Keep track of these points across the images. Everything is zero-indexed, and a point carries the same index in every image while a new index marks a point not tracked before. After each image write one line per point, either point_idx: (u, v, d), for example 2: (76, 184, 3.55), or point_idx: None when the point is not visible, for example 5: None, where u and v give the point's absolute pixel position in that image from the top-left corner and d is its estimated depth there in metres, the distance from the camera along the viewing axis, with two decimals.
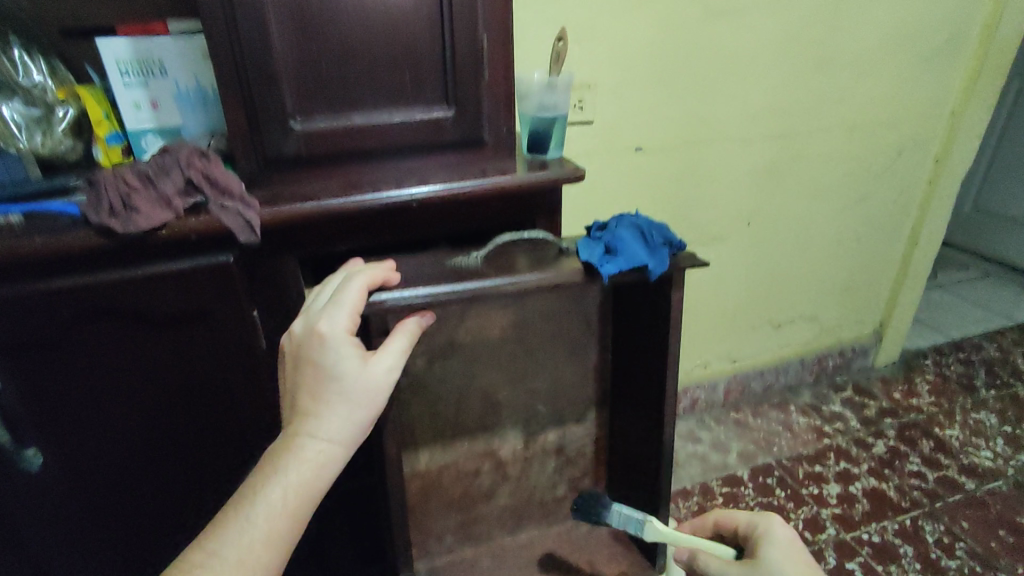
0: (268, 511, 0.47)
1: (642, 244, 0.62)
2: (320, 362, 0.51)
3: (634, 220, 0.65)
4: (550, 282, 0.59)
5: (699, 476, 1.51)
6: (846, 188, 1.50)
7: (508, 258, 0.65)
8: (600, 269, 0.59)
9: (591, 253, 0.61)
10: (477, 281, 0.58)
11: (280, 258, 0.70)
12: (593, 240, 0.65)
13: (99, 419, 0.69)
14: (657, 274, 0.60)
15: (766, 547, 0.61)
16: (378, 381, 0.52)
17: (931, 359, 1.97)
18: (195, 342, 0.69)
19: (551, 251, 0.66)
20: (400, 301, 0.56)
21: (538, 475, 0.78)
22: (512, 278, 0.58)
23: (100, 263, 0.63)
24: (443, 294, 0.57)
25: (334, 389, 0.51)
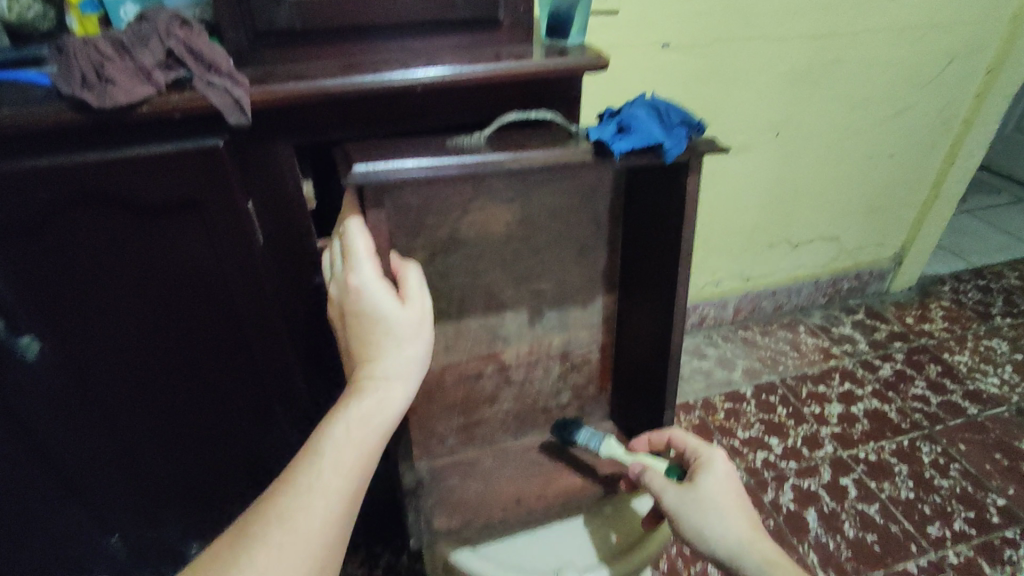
0: (336, 444, 0.48)
1: (657, 123, 0.57)
2: (361, 307, 0.52)
3: (648, 100, 0.60)
4: (560, 159, 0.55)
5: (701, 392, 1.52)
6: (889, 97, 1.38)
7: (512, 138, 0.60)
8: (612, 145, 0.54)
9: (603, 131, 0.56)
10: (476, 155, 0.54)
11: (272, 144, 0.64)
12: (603, 121, 0.60)
13: (94, 312, 0.67)
14: (673, 155, 0.55)
15: (708, 471, 0.63)
16: (419, 318, 0.53)
17: (949, 285, 1.92)
18: (189, 232, 0.66)
19: (559, 135, 0.62)
20: (393, 172, 0.52)
21: (541, 380, 0.77)
22: (515, 154, 0.55)
23: (81, 141, 0.58)
24: (439, 167, 0.53)
25: (381, 329, 0.52)
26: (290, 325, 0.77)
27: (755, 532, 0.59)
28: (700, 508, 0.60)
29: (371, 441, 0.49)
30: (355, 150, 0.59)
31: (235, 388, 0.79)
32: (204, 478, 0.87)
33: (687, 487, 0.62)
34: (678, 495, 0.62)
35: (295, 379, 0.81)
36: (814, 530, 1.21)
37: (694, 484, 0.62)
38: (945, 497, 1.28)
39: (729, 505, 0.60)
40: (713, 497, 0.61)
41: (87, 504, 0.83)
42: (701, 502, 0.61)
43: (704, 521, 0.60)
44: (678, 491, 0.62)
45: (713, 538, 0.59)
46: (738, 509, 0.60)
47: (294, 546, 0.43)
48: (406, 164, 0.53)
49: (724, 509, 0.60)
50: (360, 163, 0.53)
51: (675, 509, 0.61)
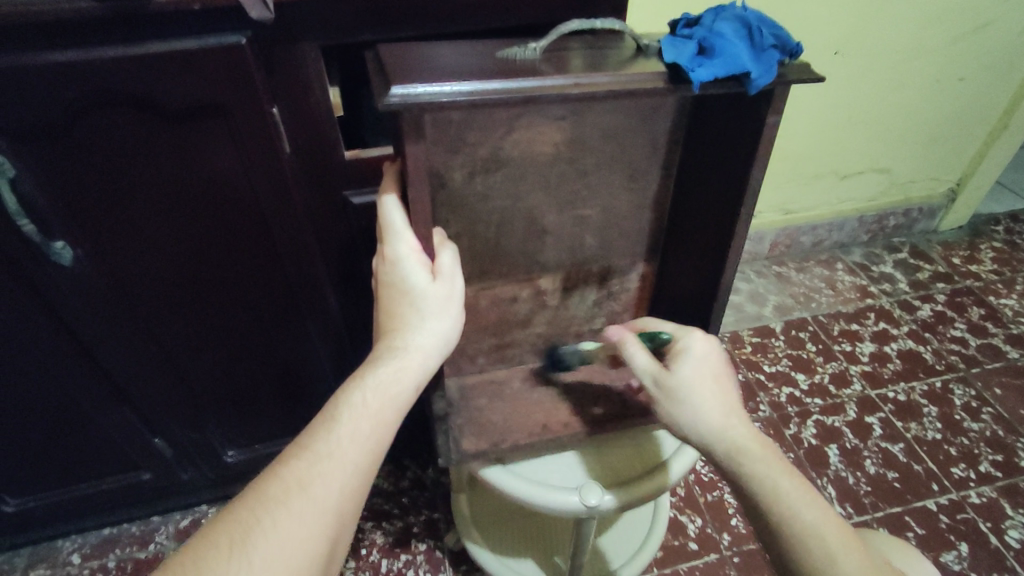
0: (353, 414, 0.49)
1: (745, 44, 0.51)
2: (393, 280, 0.53)
3: (739, 14, 0.53)
4: (623, 85, 0.49)
5: (731, 325, 1.50)
6: (969, 14, 1.25)
7: (569, 56, 0.54)
8: (692, 74, 0.48)
9: (681, 53, 0.50)
10: (534, 78, 0.48)
11: (297, 41, 0.59)
12: (682, 37, 0.53)
13: (124, 221, 0.67)
14: (760, 87, 0.49)
15: (688, 358, 0.59)
16: (447, 297, 0.53)
17: (1003, 225, 1.81)
18: (216, 139, 0.63)
19: (621, 51, 0.55)
20: (436, 99, 0.46)
21: (576, 307, 0.75)
22: (576, 79, 0.48)
23: (100, 35, 0.54)
24: (489, 93, 0.47)
25: (407, 303, 0.52)
26: (319, 240, 0.76)
27: (733, 415, 0.56)
28: (677, 394, 0.57)
29: (388, 413, 0.50)
30: (392, 51, 0.54)
31: (266, 300, 0.80)
32: (238, 386, 0.90)
33: (664, 372, 0.59)
34: (654, 380, 0.59)
35: (325, 291, 0.81)
36: (835, 464, 1.21)
37: (672, 370, 0.59)
38: (974, 439, 1.26)
39: (708, 389, 0.57)
40: (691, 381, 0.58)
41: (130, 406, 0.86)
42: (676, 389, 0.58)
43: (680, 404, 0.57)
44: (656, 377, 0.59)
45: (690, 423, 0.56)
46: (716, 393, 0.57)
47: (310, 511, 0.44)
48: (446, 86, 0.47)
49: (700, 394, 0.57)
50: (399, 83, 0.46)
51: (653, 394, 0.59)
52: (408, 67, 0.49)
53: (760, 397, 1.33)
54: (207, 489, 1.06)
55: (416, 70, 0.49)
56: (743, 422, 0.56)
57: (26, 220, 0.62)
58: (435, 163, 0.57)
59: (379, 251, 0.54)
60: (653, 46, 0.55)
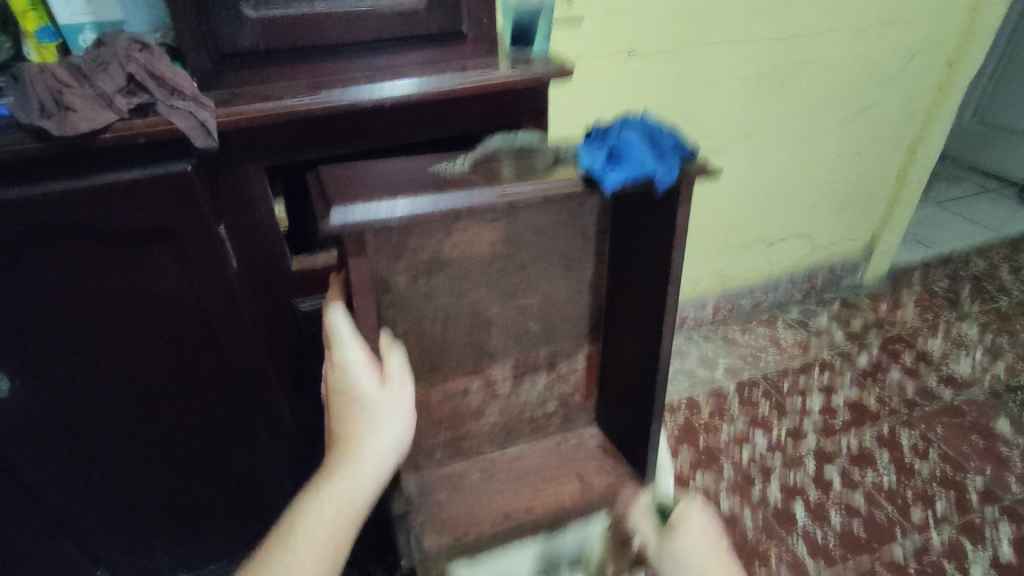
0: (306, 530, 0.48)
1: (649, 148, 0.57)
2: (342, 387, 0.54)
3: (643, 120, 0.59)
4: (545, 193, 0.54)
5: (685, 391, 1.54)
6: (852, 93, 1.41)
7: (494, 166, 0.59)
8: (604, 178, 0.54)
9: (594, 160, 0.56)
10: (463, 195, 0.52)
11: (242, 166, 0.64)
12: (596, 142, 0.59)
13: (65, 348, 0.66)
14: (665, 184, 0.55)
15: (682, 525, 0.62)
16: (396, 399, 0.54)
17: (918, 273, 1.97)
18: (163, 261, 0.64)
19: (544, 157, 0.61)
20: (372, 220, 0.49)
21: (527, 392, 0.77)
22: (502, 190, 0.53)
23: (43, 170, 0.56)
24: (423, 210, 0.50)
25: (358, 410, 0.53)
26: (270, 348, 0.76)
27: None
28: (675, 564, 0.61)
29: (344, 524, 0.50)
30: (328, 171, 0.58)
31: (217, 416, 0.78)
32: (190, 507, 0.85)
33: (663, 539, 0.62)
34: (655, 548, 0.63)
35: (277, 400, 0.80)
36: (802, 521, 1.22)
37: (669, 539, 0.62)
38: (927, 481, 1.30)
39: (704, 559, 0.61)
40: (685, 552, 0.61)
41: (70, 543, 0.80)
42: (675, 558, 0.61)
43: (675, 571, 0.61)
44: (656, 544, 0.63)
45: None
46: (712, 557, 0.61)
47: None
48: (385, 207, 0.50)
49: (697, 563, 0.60)
50: (340, 209, 0.49)
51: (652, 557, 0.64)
52: (346, 188, 0.53)
53: (722, 460, 1.35)
54: None
55: (354, 191, 0.53)
56: None
57: None
58: (379, 269, 0.60)
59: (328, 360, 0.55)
60: (569, 153, 0.61)
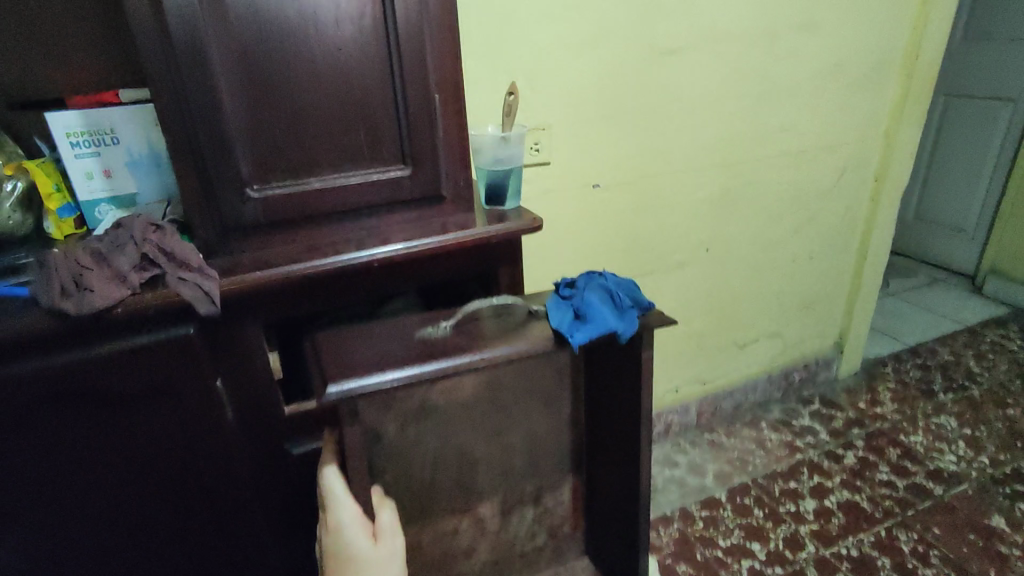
0: None
1: (610, 306, 0.64)
2: (337, 547, 0.58)
3: (602, 282, 0.68)
4: (521, 354, 0.61)
5: (677, 502, 1.52)
6: (798, 209, 1.56)
7: (475, 326, 0.67)
8: (572, 337, 0.61)
9: (562, 320, 0.63)
10: (446, 360, 0.59)
11: (239, 326, 0.68)
12: (563, 302, 0.67)
13: (59, 508, 0.67)
14: (627, 337, 0.62)
15: None
16: (387, 555, 0.60)
17: (890, 366, 2.03)
18: (163, 418, 0.67)
19: (520, 314, 0.69)
20: (363, 389, 0.56)
21: (516, 527, 0.78)
22: (482, 354, 0.60)
23: (57, 344, 0.60)
24: (411, 376, 0.57)
25: (353, 569, 0.59)
26: (260, 497, 0.77)
27: None
28: None
29: None
30: (324, 345, 0.65)
31: (203, 570, 0.77)
32: None
33: None
34: None
35: (265, 548, 0.80)
36: None
37: None
38: None
39: None
40: None
41: None
42: None
43: None
44: None
45: None
46: None
47: None
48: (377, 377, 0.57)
49: None
50: (334, 382, 0.56)
51: None
52: (343, 360, 0.60)
53: (721, 575, 1.31)
54: None
55: (350, 363, 0.59)
56: None
57: None
58: (370, 421, 0.64)
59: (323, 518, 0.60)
60: (540, 310, 0.69)
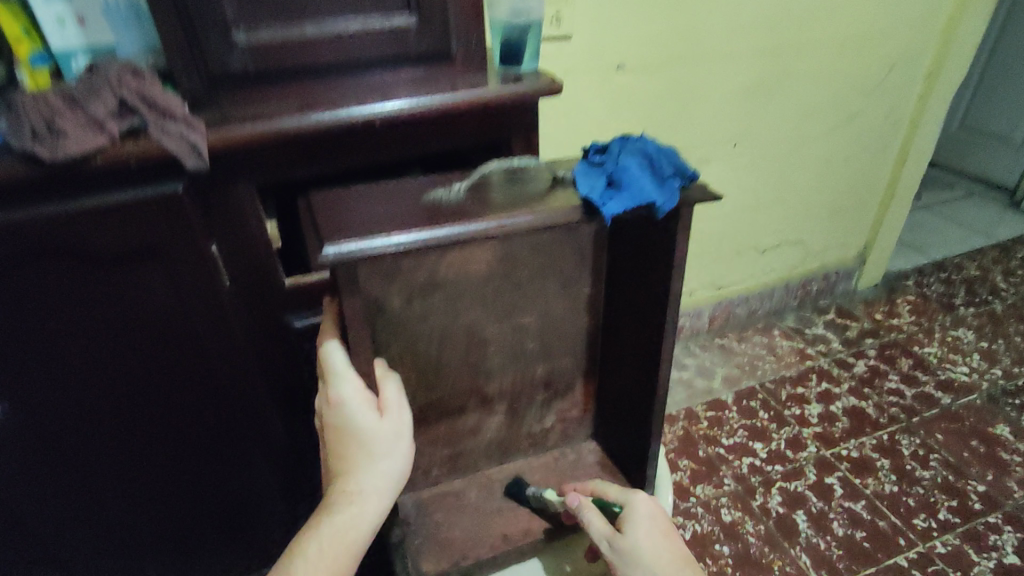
0: (313, 560, 0.53)
1: (648, 175, 0.58)
2: (339, 422, 0.55)
3: (641, 147, 0.60)
4: (543, 221, 0.56)
5: (683, 402, 1.53)
6: (839, 103, 1.43)
7: (491, 193, 0.61)
8: (603, 208, 0.55)
9: (592, 188, 0.57)
10: (458, 225, 0.54)
11: (232, 185, 0.64)
12: (594, 167, 0.61)
13: (57, 369, 0.66)
14: (664, 211, 0.57)
15: (634, 519, 0.64)
16: (393, 432, 0.57)
17: (912, 279, 1.98)
18: (155, 280, 0.65)
19: (540, 183, 0.63)
20: (368, 252, 0.51)
21: (524, 409, 0.77)
22: (497, 222, 0.55)
23: (33, 194, 0.56)
24: (420, 241, 0.53)
25: (356, 444, 0.55)
26: (261, 365, 0.76)
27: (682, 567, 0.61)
28: (629, 558, 0.61)
29: (348, 554, 0.54)
30: (324, 206, 0.60)
31: (208, 435, 0.78)
32: (184, 528, 0.85)
33: (614, 536, 0.63)
34: (608, 544, 0.63)
35: (269, 419, 0.80)
36: (804, 531, 1.21)
37: (621, 535, 0.63)
38: (928, 488, 1.30)
39: (660, 550, 0.61)
40: (641, 545, 0.61)
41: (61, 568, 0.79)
42: (631, 551, 0.61)
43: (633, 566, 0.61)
44: (609, 542, 0.63)
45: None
46: (666, 551, 0.61)
47: None
48: (379, 241, 0.52)
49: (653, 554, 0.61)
50: (333, 243, 0.51)
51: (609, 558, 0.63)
52: (344, 220, 0.55)
53: (721, 470, 1.34)
54: None
55: (349, 226, 0.54)
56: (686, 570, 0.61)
57: None
58: (374, 292, 0.61)
59: (324, 395, 0.57)
60: (566, 177, 0.63)
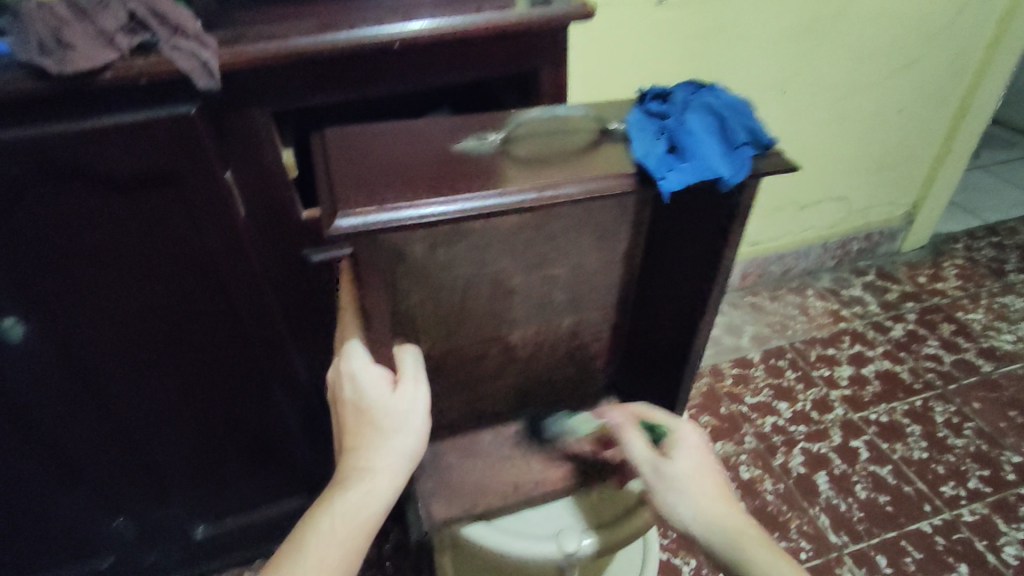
0: (323, 536, 0.51)
1: (715, 142, 0.54)
2: (352, 396, 0.56)
3: (707, 104, 0.56)
4: (585, 194, 0.52)
5: (708, 358, 1.50)
6: (900, 47, 1.32)
7: (524, 153, 0.57)
8: (664, 179, 0.52)
9: (652, 154, 0.54)
10: (493, 196, 0.50)
11: (247, 110, 0.61)
12: (654, 128, 0.57)
13: (77, 295, 0.66)
14: (730, 184, 0.53)
15: (679, 445, 0.62)
16: (405, 409, 0.56)
17: (962, 243, 1.87)
18: (169, 207, 0.64)
19: (577, 144, 0.59)
20: (390, 225, 0.48)
21: (546, 358, 0.76)
22: (537, 194, 0.51)
23: (41, 113, 0.55)
24: (448, 214, 0.49)
25: (368, 418, 0.55)
26: (278, 296, 0.75)
27: (725, 501, 0.58)
28: (671, 482, 0.59)
29: (359, 533, 0.52)
30: (345, 146, 0.58)
31: (228, 365, 0.78)
32: (207, 455, 0.87)
33: (658, 461, 0.61)
34: (649, 466, 0.62)
35: (288, 354, 0.80)
36: (825, 492, 1.19)
37: (665, 459, 0.61)
38: (960, 456, 1.26)
39: (699, 483, 0.59)
40: (681, 473, 0.60)
41: (92, 485, 0.83)
42: (671, 477, 0.60)
43: (673, 494, 0.59)
44: (651, 465, 0.62)
45: (682, 513, 0.58)
46: (707, 485, 0.59)
47: None
48: (403, 211, 0.49)
49: (691, 482, 0.59)
50: (353, 212, 0.48)
51: (647, 481, 0.61)
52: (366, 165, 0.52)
53: (744, 428, 1.32)
54: (181, 568, 1.02)
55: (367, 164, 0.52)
56: (732, 506, 0.58)
57: None
58: (396, 239, 0.58)
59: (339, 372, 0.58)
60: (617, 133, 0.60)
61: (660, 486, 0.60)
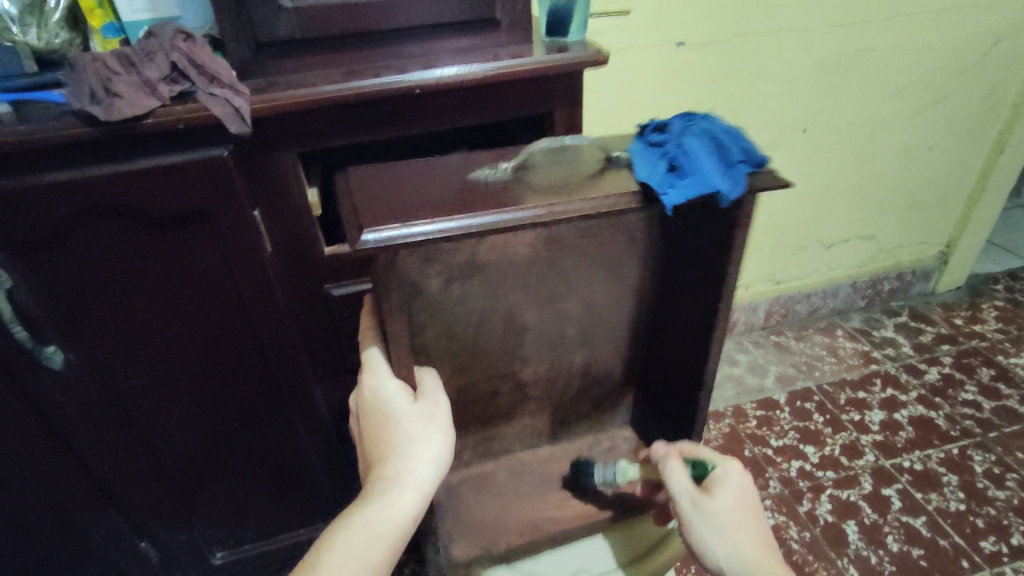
0: (349, 547, 0.52)
1: (713, 159, 0.55)
2: (377, 408, 0.58)
3: (705, 125, 0.58)
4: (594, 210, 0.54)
5: (732, 399, 1.47)
6: (925, 86, 1.32)
7: (542, 174, 0.60)
8: (664, 196, 0.53)
9: (652, 172, 0.55)
10: (503, 211, 0.52)
11: (275, 153, 0.65)
12: (654, 149, 0.58)
13: (111, 324, 0.69)
14: (730, 199, 0.54)
15: (723, 484, 0.61)
16: (429, 417, 0.58)
17: (1001, 284, 1.81)
18: (201, 242, 0.67)
19: (590, 165, 0.61)
20: (407, 240, 0.50)
21: (559, 394, 0.76)
22: (547, 209, 0.53)
23: (89, 156, 0.59)
24: (461, 229, 0.51)
25: (392, 428, 0.57)
26: (301, 328, 0.78)
27: (765, 552, 0.57)
28: (709, 521, 0.58)
29: (385, 544, 0.53)
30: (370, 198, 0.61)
31: (250, 395, 0.81)
32: (227, 483, 0.89)
33: (701, 497, 0.60)
34: (689, 500, 0.60)
35: (307, 385, 0.83)
36: (855, 543, 1.14)
37: (707, 496, 0.60)
38: (1001, 509, 1.19)
39: (740, 527, 0.58)
40: (725, 513, 0.58)
41: (118, 509, 0.85)
42: (712, 515, 0.58)
43: (713, 534, 0.58)
44: (692, 498, 0.60)
45: (718, 555, 0.58)
46: (748, 531, 0.58)
47: None
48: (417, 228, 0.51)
49: (733, 523, 0.58)
50: (372, 227, 0.50)
51: (682, 513, 0.60)
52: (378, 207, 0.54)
53: (768, 472, 1.28)
54: None
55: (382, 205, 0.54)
56: (771, 557, 0.57)
57: (20, 326, 0.65)
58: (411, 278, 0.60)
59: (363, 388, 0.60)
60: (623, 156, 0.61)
61: (701, 522, 0.59)
